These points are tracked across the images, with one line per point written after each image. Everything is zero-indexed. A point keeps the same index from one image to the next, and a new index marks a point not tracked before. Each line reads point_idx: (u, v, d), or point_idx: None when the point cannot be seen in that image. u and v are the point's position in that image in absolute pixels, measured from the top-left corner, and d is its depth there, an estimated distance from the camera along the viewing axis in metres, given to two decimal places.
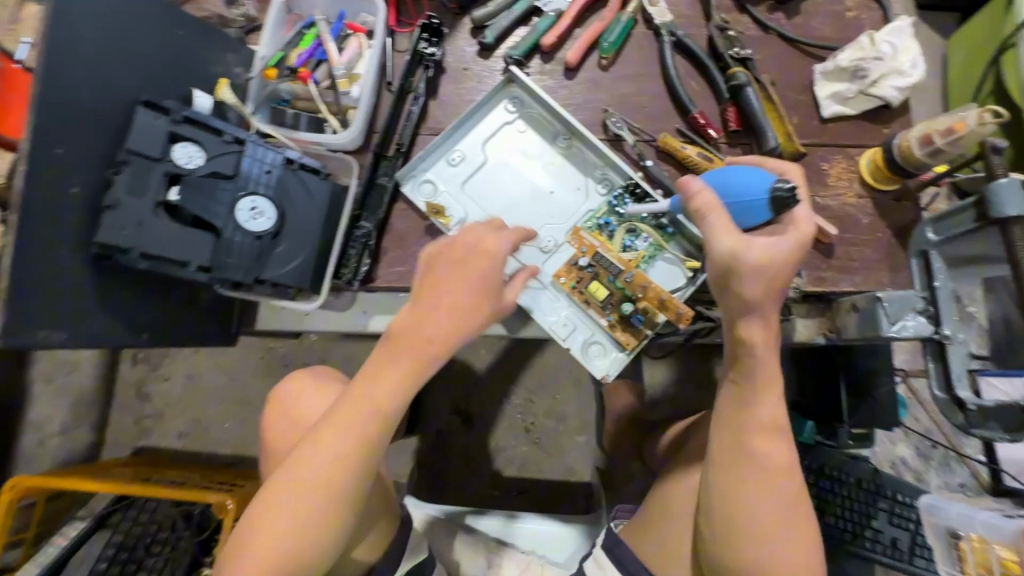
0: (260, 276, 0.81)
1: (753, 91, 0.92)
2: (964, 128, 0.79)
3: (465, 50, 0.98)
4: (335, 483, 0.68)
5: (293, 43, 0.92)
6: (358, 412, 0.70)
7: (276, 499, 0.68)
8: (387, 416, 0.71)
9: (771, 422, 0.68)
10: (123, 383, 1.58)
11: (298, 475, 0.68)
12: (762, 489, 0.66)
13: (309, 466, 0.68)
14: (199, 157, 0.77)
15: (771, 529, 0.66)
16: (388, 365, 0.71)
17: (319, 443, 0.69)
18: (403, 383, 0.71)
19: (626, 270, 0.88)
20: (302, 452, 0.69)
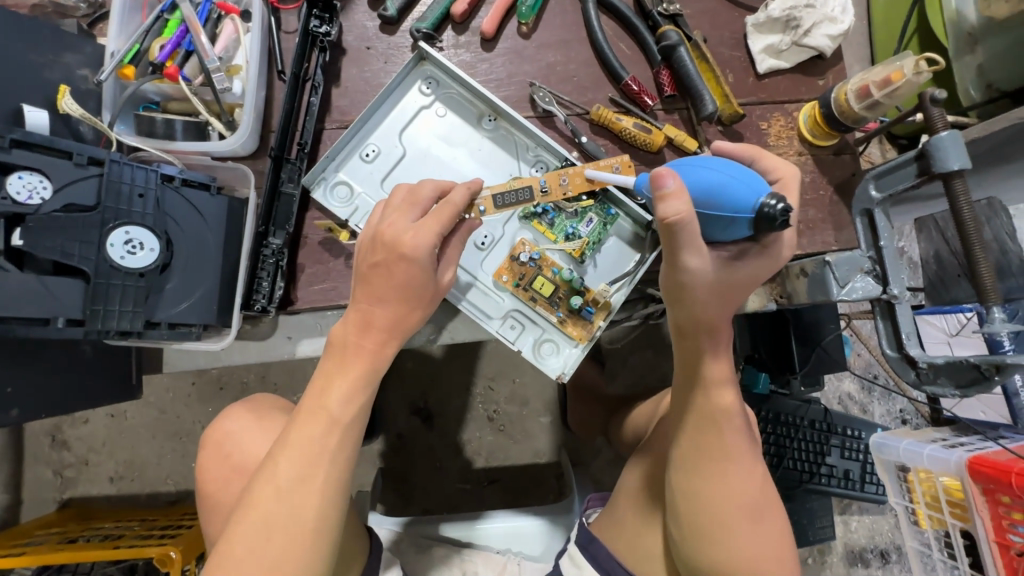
0: (152, 319, 0.70)
1: (686, 51, 0.85)
2: (901, 78, 0.76)
3: (365, 25, 0.86)
4: (313, 513, 0.58)
5: (152, 32, 0.76)
6: (320, 430, 0.59)
7: (235, 548, 0.56)
8: (353, 417, 0.61)
9: (727, 406, 0.70)
10: (34, 433, 1.40)
11: (261, 516, 0.57)
12: (725, 477, 0.69)
13: (275, 502, 0.57)
14: (44, 188, 0.63)
15: (737, 516, 0.69)
16: (348, 368, 0.62)
17: (282, 473, 0.58)
18: (367, 385, 0.62)
19: (535, 184, 0.79)
20: (261, 488, 0.58)
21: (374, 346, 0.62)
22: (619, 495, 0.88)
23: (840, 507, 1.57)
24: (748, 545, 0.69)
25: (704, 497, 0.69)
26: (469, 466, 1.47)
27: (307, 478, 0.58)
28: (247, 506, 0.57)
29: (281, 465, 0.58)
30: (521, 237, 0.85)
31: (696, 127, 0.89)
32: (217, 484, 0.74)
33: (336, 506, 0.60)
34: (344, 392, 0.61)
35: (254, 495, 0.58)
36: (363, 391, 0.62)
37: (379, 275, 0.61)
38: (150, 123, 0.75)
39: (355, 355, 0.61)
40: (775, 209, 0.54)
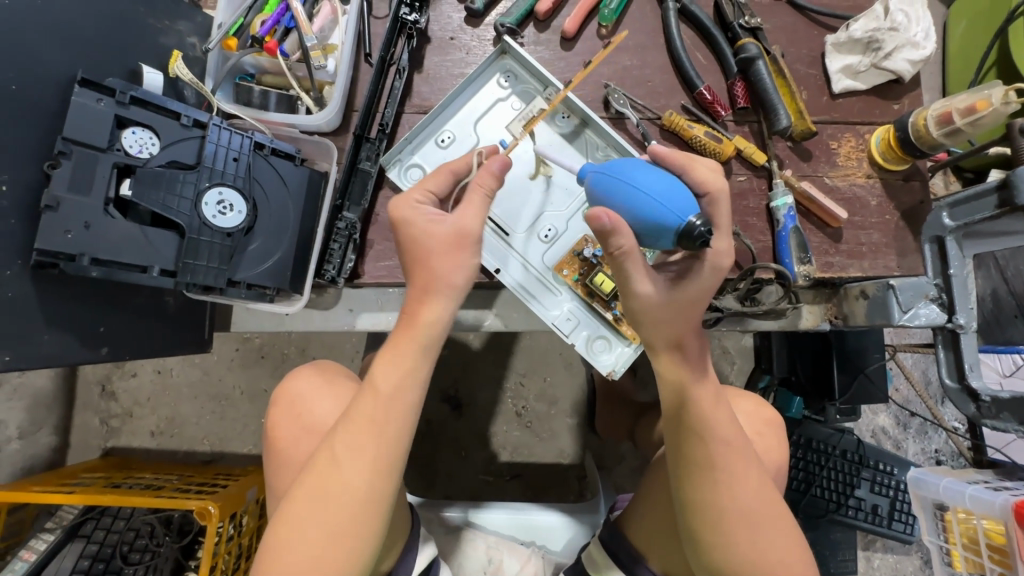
0: (233, 277, 0.73)
1: (764, 65, 0.86)
2: (986, 107, 0.76)
3: (451, 16, 0.89)
4: (366, 484, 0.59)
5: (255, 7, 0.80)
6: (376, 403, 0.61)
7: (292, 509, 0.59)
8: (410, 393, 0.62)
9: (711, 411, 0.66)
10: (86, 381, 1.47)
11: (323, 484, 0.59)
12: (717, 488, 0.64)
13: (335, 471, 0.59)
14: (152, 144, 0.68)
15: (734, 525, 0.64)
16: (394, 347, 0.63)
17: (340, 442, 0.60)
18: (418, 359, 0.62)
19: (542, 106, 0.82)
20: (322, 459, 0.61)
21: (422, 322, 0.62)
22: (638, 492, 0.87)
23: (863, 542, 1.54)
24: (756, 556, 0.65)
25: (705, 510, 0.65)
26: (493, 458, 1.49)
27: (359, 447, 0.59)
28: (308, 474, 0.60)
29: (338, 437, 0.61)
30: (584, 234, 0.87)
31: (765, 141, 0.89)
32: (289, 440, 0.77)
33: (391, 474, 0.60)
34: (401, 368, 0.62)
35: (319, 464, 0.61)
36: (416, 366, 0.62)
37: (409, 249, 0.64)
38: (247, 94, 0.79)
39: (407, 332, 0.63)
40: (698, 230, 0.56)
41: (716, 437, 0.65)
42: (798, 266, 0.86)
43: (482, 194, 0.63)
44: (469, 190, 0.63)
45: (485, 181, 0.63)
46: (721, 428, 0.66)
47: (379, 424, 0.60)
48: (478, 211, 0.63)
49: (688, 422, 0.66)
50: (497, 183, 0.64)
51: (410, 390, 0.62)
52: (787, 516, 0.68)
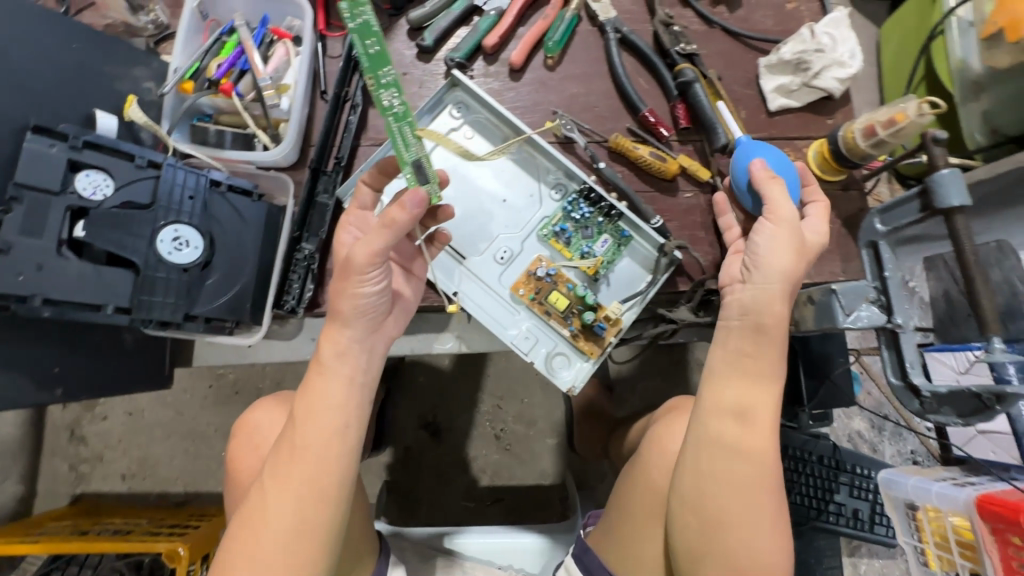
0: (190, 312, 0.74)
1: (701, 88, 0.90)
2: (904, 119, 0.80)
3: (403, 52, 0.94)
4: (293, 517, 0.58)
5: (211, 52, 0.84)
6: (300, 437, 0.59)
7: (230, 548, 0.59)
8: (336, 422, 0.60)
9: (750, 406, 0.65)
10: (54, 426, 1.45)
11: (252, 526, 0.58)
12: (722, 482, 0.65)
13: (263, 510, 0.58)
14: (107, 186, 0.69)
15: (730, 515, 0.65)
16: (315, 377, 0.61)
17: (268, 478, 0.59)
18: (338, 388, 0.61)
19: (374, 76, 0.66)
20: (253, 496, 0.60)
21: (340, 351, 0.61)
22: (612, 498, 0.89)
23: (848, 547, 1.54)
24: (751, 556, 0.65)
25: (705, 500, 0.66)
26: (474, 483, 1.48)
27: (286, 481, 0.58)
28: (242, 511, 0.60)
29: (267, 473, 0.60)
30: (539, 254, 0.90)
31: (709, 158, 0.93)
32: (249, 471, 0.77)
33: (320, 506, 0.58)
34: (323, 397, 0.60)
35: (250, 503, 0.60)
36: (337, 394, 0.61)
37: (338, 289, 0.62)
38: (203, 133, 0.82)
39: (326, 362, 0.61)
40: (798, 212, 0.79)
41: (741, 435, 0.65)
42: None
43: (387, 231, 0.60)
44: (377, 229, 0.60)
45: (397, 217, 0.60)
46: (758, 424, 0.65)
47: (301, 455, 0.59)
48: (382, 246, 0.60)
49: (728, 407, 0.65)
50: (408, 219, 0.60)
51: (334, 418, 0.60)
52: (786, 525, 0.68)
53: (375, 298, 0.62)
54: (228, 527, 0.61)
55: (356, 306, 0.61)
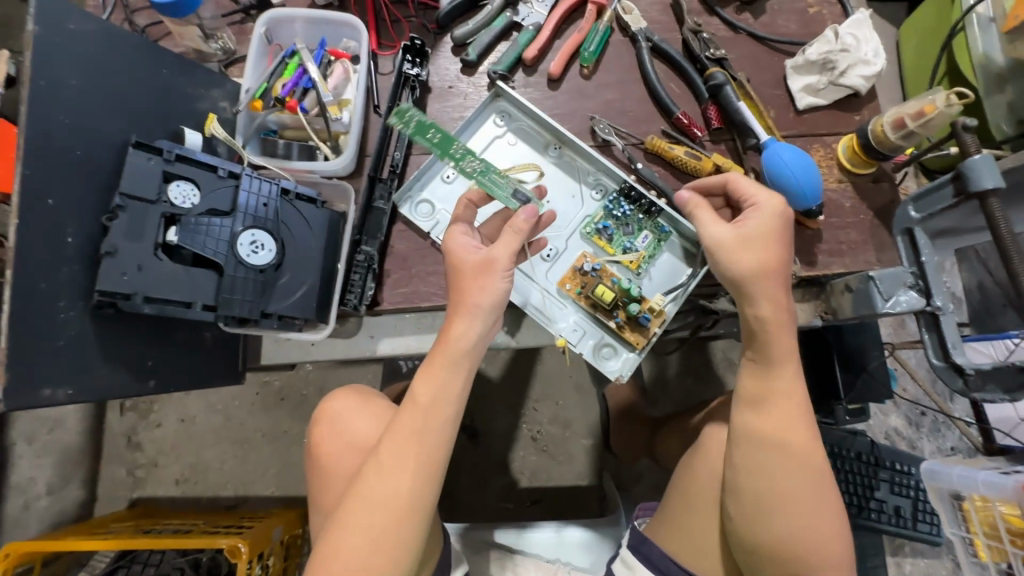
0: (266, 310, 0.80)
1: (732, 89, 0.95)
2: (933, 111, 0.84)
3: (449, 68, 1.00)
4: (406, 494, 0.62)
5: (276, 73, 0.91)
6: (417, 418, 0.64)
7: (344, 520, 0.62)
8: (450, 409, 0.65)
9: (784, 418, 0.75)
10: (113, 433, 1.52)
11: (367, 500, 0.62)
12: (775, 486, 0.73)
13: (378, 485, 0.62)
14: (195, 196, 0.76)
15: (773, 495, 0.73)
16: (435, 361, 0.66)
17: (385, 455, 0.63)
18: (457, 373, 0.65)
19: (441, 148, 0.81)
20: (367, 471, 0.64)
21: (463, 342, 0.65)
22: (670, 489, 0.91)
23: (892, 547, 1.52)
24: (815, 554, 0.72)
25: (755, 468, 0.74)
26: (513, 485, 1.51)
27: (400, 460, 0.62)
28: (356, 484, 0.63)
29: (382, 451, 0.64)
30: (583, 250, 0.95)
31: (741, 156, 0.98)
32: (333, 458, 0.81)
33: (429, 485, 0.63)
34: (439, 385, 0.65)
35: (362, 478, 0.64)
36: (455, 380, 0.65)
37: (470, 286, 0.67)
38: (273, 147, 0.89)
39: (449, 349, 0.65)
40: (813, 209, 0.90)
41: (782, 441, 0.74)
42: None
43: (517, 236, 0.69)
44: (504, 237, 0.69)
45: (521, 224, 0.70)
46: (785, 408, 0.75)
47: (420, 434, 0.63)
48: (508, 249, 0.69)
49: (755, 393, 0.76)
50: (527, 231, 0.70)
51: (449, 405, 0.65)
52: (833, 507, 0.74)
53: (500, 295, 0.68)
54: (337, 502, 0.64)
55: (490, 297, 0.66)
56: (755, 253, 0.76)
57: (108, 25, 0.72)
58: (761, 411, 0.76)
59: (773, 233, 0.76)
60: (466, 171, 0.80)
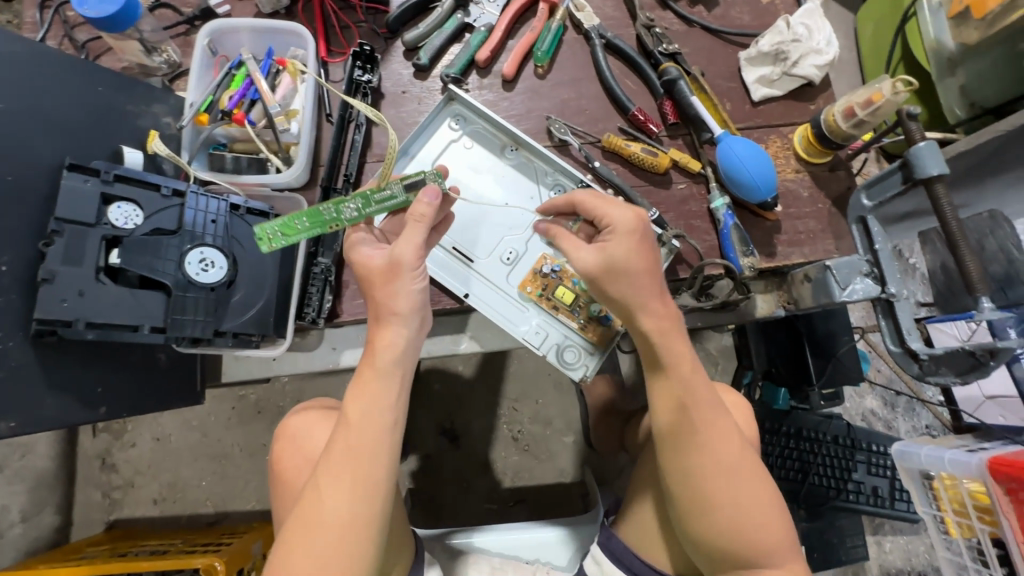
0: (219, 328, 0.79)
1: (686, 84, 0.95)
2: (881, 98, 0.85)
3: (401, 72, 0.99)
4: (349, 509, 0.60)
5: (222, 85, 0.89)
6: (350, 434, 0.63)
7: (289, 545, 0.60)
8: (384, 419, 0.64)
9: (713, 423, 0.72)
10: (86, 456, 1.49)
11: (307, 522, 0.60)
12: (708, 487, 0.70)
13: (319, 504, 0.60)
14: (137, 216, 0.74)
15: (717, 497, 0.70)
16: (365, 375, 0.65)
17: (320, 477, 0.62)
18: (389, 383, 0.65)
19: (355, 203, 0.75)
20: (307, 493, 0.62)
21: (392, 351, 0.66)
22: (633, 489, 0.92)
23: (871, 526, 1.53)
24: (755, 546, 0.70)
25: (685, 469, 0.72)
26: (495, 486, 1.51)
27: (337, 479, 0.61)
28: (297, 507, 0.62)
29: (321, 470, 0.62)
30: (544, 252, 0.94)
31: (698, 150, 0.98)
32: (292, 472, 0.80)
33: (372, 497, 0.61)
34: (370, 398, 0.64)
35: (302, 505, 0.62)
36: (389, 388, 0.65)
37: (383, 292, 0.67)
38: (221, 161, 0.88)
39: (377, 360, 0.66)
40: (769, 203, 0.91)
41: (710, 441, 0.72)
42: (743, 258, 0.91)
43: (420, 225, 0.68)
44: (409, 225, 0.68)
45: (422, 211, 0.69)
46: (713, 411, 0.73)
47: (354, 448, 0.62)
48: (412, 241, 0.68)
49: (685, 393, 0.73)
50: (433, 211, 0.69)
51: (386, 413, 0.64)
52: (774, 509, 0.72)
53: (422, 296, 0.68)
54: (278, 534, 0.62)
55: (412, 302, 0.66)
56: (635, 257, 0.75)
57: (36, 45, 0.70)
58: (675, 416, 0.73)
59: (637, 237, 0.76)
60: (350, 219, 0.74)
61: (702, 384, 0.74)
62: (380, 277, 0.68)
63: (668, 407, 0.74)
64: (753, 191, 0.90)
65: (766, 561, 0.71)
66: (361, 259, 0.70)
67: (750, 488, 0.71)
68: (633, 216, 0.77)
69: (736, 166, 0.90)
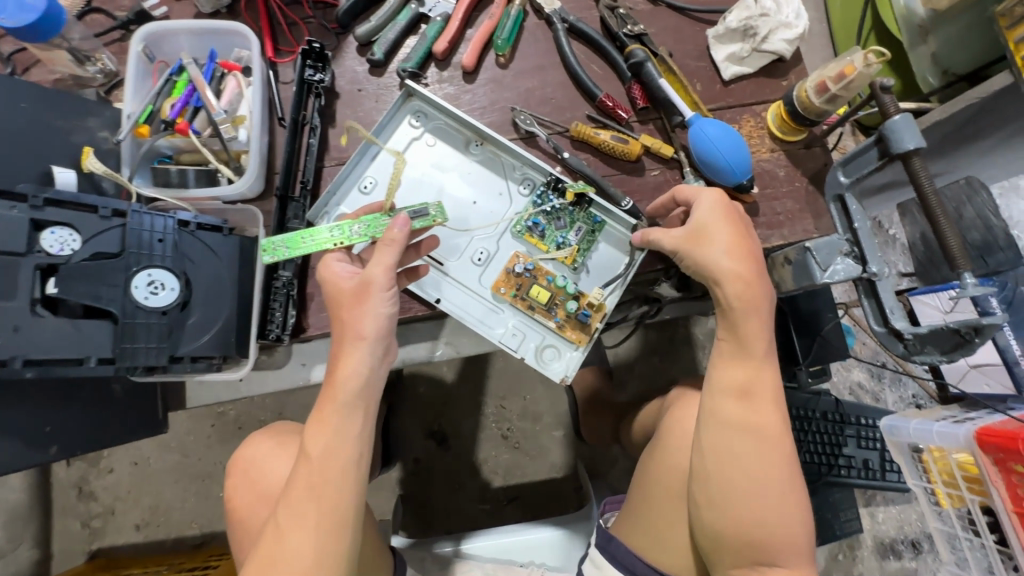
0: (176, 353, 0.76)
1: (653, 66, 0.91)
2: (853, 71, 0.82)
3: (356, 69, 0.94)
4: (313, 548, 0.60)
5: (163, 93, 0.84)
6: (312, 472, 0.62)
7: None
8: (348, 455, 0.63)
9: (763, 410, 0.71)
10: (61, 486, 1.43)
11: (270, 563, 0.60)
12: (748, 474, 0.69)
13: (281, 545, 0.61)
14: (74, 241, 0.69)
15: (749, 487, 0.69)
16: (326, 407, 0.65)
17: (281, 517, 0.62)
18: (352, 414, 0.64)
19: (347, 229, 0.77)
20: (269, 531, 0.62)
21: (354, 381, 0.65)
22: (636, 481, 0.88)
23: (864, 498, 1.52)
24: (779, 541, 0.68)
25: (728, 454, 0.70)
26: (487, 486, 1.48)
27: (301, 518, 0.61)
28: (260, 545, 0.62)
29: (281, 510, 0.62)
30: (515, 250, 0.91)
31: (670, 134, 0.94)
32: (243, 507, 0.81)
33: (335, 535, 0.61)
34: (330, 433, 0.63)
35: (264, 541, 0.62)
36: (352, 421, 0.65)
37: (352, 313, 0.67)
38: (166, 175, 0.82)
39: (339, 391, 0.65)
40: (745, 184, 0.87)
41: (760, 426, 0.70)
42: None
43: (391, 247, 0.69)
44: (381, 246, 0.69)
45: (393, 236, 0.69)
46: (769, 399, 0.71)
47: (317, 487, 0.62)
48: (385, 262, 0.69)
49: (749, 368, 0.71)
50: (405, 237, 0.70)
51: (349, 448, 0.64)
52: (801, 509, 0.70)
53: (389, 319, 0.68)
54: (242, 570, 0.63)
55: (380, 325, 0.66)
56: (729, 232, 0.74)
57: None
58: (728, 390, 0.71)
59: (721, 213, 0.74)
60: (356, 238, 0.75)
61: (768, 369, 0.72)
62: (347, 302, 0.68)
63: (731, 382, 0.72)
64: (729, 173, 0.86)
65: (785, 557, 0.69)
66: (331, 278, 0.70)
67: (787, 483, 0.69)
68: (720, 195, 0.76)
69: (709, 148, 0.86)
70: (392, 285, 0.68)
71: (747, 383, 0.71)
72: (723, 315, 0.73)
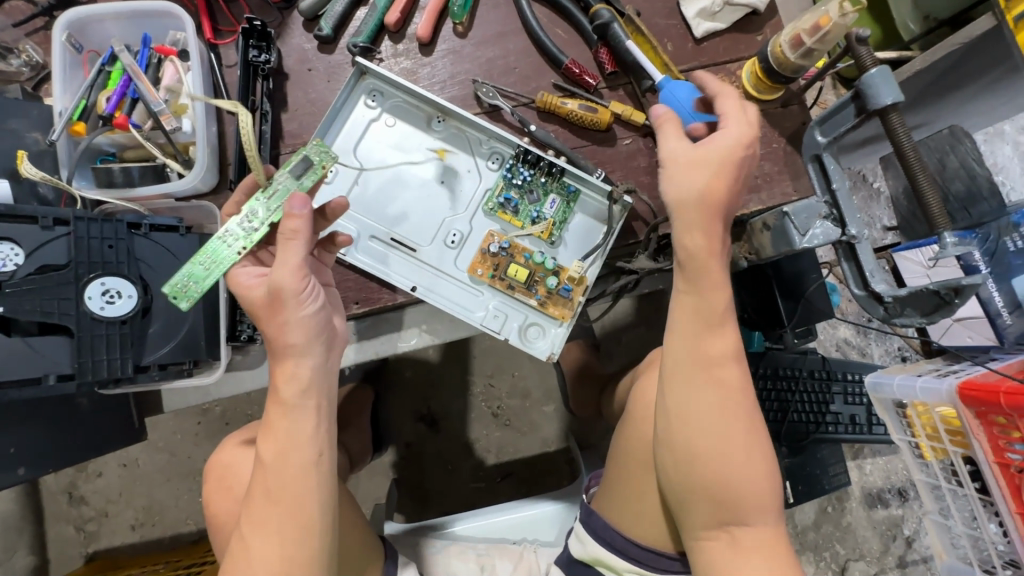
0: (141, 363, 0.73)
1: (620, 26, 0.85)
2: (828, 22, 0.77)
3: (304, 47, 0.88)
4: (277, 555, 0.59)
5: (96, 85, 0.78)
6: (269, 477, 0.61)
7: None
8: (301, 457, 0.62)
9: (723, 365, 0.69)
10: (51, 492, 1.42)
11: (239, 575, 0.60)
12: (709, 434, 0.68)
13: (248, 555, 0.60)
14: (16, 256, 0.65)
15: (710, 445, 0.68)
16: (275, 413, 0.63)
17: (246, 528, 0.61)
18: (303, 416, 0.62)
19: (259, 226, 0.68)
20: (237, 541, 0.62)
21: (298, 383, 0.63)
22: (608, 455, 0.87)
23: (851, 452, 1.54)
24: (746, 498, 0.68)
25: (687, 414, 0.69)
26: (480, 464, 1.49)
27: (265, 526, 0.60)
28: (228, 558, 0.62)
29: (246, 522, 0.61)
30: (489, 229, 0.87)
31: (641, 100, 0.90)
32: (224, 515, 0.82)
33: (302, 539, 0.60)
34: (285, 438, 0.62)
35: (234, 552, 0.62)
36: (305, 424, 0.63)
37: (275, 321, 0.63)
38: (107, 174, 0.78)
39: (283, 395, 0.63)
40: None
41: (720, 383, 0.69)
42: None
43: (295, 241, 0.63)
44: (282, 243, 0.63)
45: (294, 227, 0.63)
46: (729, 358, 0.69)
47: (277, 493, 0.61)
48: (289, 262, 0.63)
49: (713, 325, 0.69)
50: (306, 223, 0.63)
51: (307, 448, 0.62)
52: (768, 466, 0.70)
53: (320, 316, 0.65)
54: None
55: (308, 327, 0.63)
56: (725, 170, 0.67)
57: None
58: (693, 351, 0.69)
59: (731, 155, 0.67)
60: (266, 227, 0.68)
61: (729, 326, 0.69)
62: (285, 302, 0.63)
63: (682, 335, 0.69)
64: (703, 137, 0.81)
65: (754, 516, 0.69)
66: (246, 291, 0.67)
67: (749, 440, 0.69)
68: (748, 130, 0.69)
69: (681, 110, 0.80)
70: (304, 285, 0.63)
71: (707, 341, 0.69)
72: (683, 266, 0.69)
